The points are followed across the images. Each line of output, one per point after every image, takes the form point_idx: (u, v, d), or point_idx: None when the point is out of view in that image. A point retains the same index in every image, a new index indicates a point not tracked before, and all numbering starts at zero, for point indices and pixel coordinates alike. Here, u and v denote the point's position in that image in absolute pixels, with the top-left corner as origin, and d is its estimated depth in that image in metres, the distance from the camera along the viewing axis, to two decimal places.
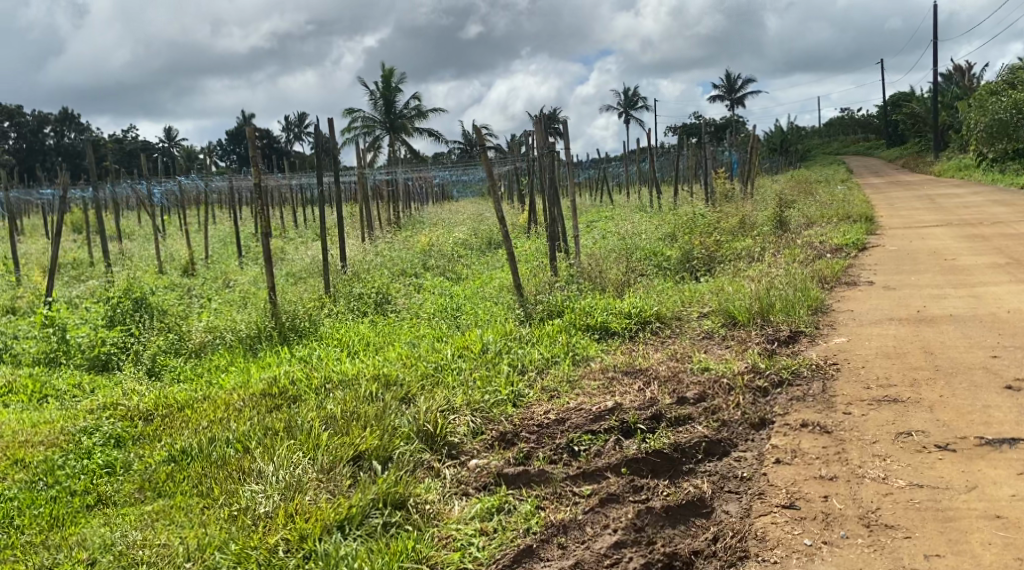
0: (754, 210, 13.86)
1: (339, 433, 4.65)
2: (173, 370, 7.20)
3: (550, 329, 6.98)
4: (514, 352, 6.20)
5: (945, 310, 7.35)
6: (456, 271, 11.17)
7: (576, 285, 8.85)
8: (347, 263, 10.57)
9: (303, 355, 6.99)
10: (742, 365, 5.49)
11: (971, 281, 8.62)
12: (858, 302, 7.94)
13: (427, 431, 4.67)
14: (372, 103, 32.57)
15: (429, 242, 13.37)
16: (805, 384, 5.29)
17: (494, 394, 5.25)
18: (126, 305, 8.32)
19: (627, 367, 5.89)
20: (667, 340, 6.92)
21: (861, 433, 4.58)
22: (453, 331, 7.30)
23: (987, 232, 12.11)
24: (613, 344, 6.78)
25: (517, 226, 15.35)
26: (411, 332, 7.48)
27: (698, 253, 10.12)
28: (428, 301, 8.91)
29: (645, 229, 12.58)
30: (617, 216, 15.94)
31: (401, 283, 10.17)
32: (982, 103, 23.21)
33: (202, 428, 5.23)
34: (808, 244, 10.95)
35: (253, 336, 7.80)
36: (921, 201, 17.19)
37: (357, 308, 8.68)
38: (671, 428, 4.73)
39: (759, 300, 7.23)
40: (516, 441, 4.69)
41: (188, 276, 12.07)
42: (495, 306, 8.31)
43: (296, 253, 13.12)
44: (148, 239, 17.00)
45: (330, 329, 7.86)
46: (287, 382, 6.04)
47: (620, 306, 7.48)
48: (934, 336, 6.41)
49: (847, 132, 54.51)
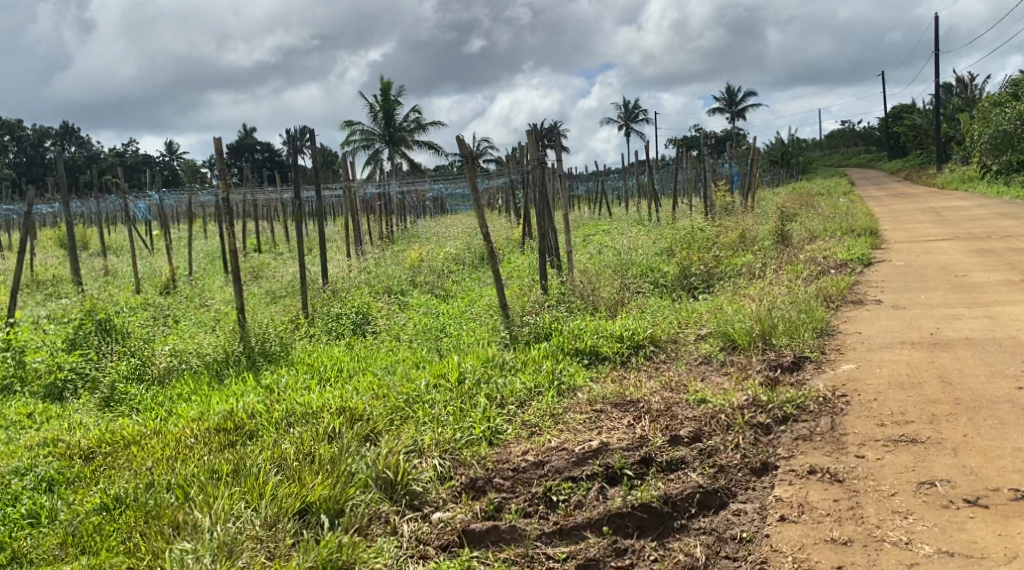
0: (755, 224, 13.37)
1: (288, 480, 4.17)
2: (133, 399, 6.70)
3: (535, 354, 6.46)
4: (494, 381, 5.67)
5: (961, 333, 6.84)
6: (445, 288, 10.69)
7: (566, 304, 8.35)
8: (327, 280, 10.06)
9: (269, 383, 6.48)
10: (741, 397, 4.99)
11: (986, 300, 8.13)
12: (866, 323, 7.44)
13: (386, 478, 4.17)
14: (371, 116, 32.22)
15: (419, 258, 12.88)
16: (811, 420, 4.78)
17: (468, 433, 4.74)
18: (88, 328, 7.81)
19: (617, 398, 5.39)
20: (661, 367, 6.42)
21: (878, 482, 4.07)
22: (432, 356, 6.78)
23: (997, 246, 11.62)
24: (603, 371, 6.26)
25: (512, 241, 14.88)
26: (388, 357, 6.96)
27: (696, 269, 9.62)
28: (410, 321, 8.41)
29: (642, 243, 12.10)
30: (614, 230, 15.47)
31: (384, 301, 9.68)
32: (986, 115, 22.76)
33: (145, 468, 4.72)
34: (811, 260, 10.46)
35: (219, 362, 7.30)
36: (926, 214, 16.70)
37: (334, 330, 8.18)
38: (662, 475, 4.24)
39: (760, 321, 6.74)
40: (487, 489, 4.20)
41: (165, 294, 11.58)
42: (480, 328, 7.80)
43: (280, 269, 12.61)
44: (133, 255, 16.51)
45: (302, 353, 7.34)
46: (246, 413, 5.54)
47: (612, 329, 6.97)
48: (951, 363, 5.91)
49: (848, 143, 54.07)
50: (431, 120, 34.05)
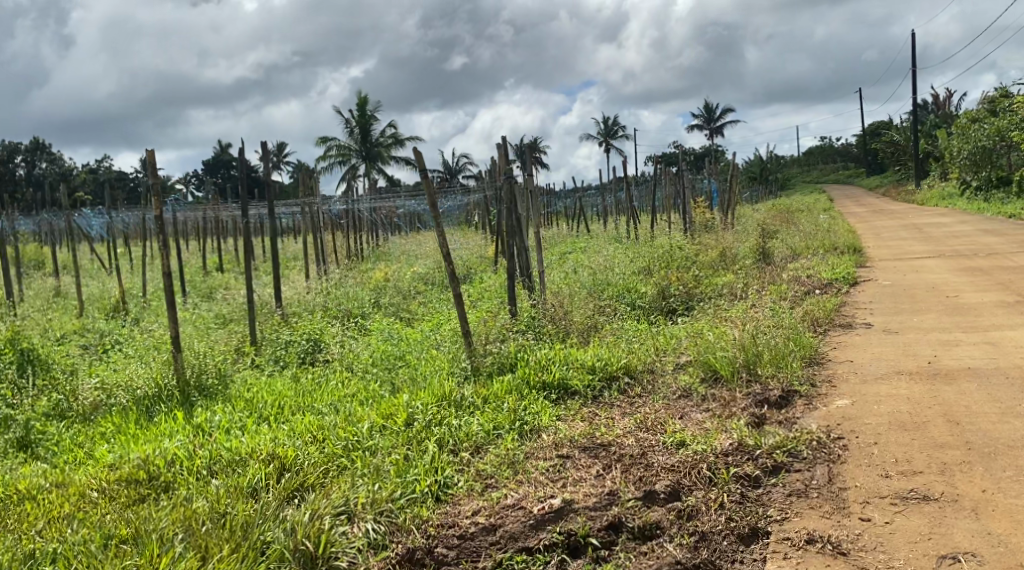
0: (736, 241, 12.83)
1: (188, 554, 3.60)
2: (50, 439, 6.01)
3: (496, 389, 5.82)
4: (448, 422, 5.00)
5: (961, 362, 6.28)
6: (410, 311, 10.05)
7: (536, 329, 7.71)
8: (281, 304, 9.41)
9: (202, 424, 5.82)
10: (725, 442, 4.45)
11: (982, 323, 7.61)
12: (856, 350, 6.86)
13: (305, 552, 3.62)
14: (347, 132, 31.64)
15: (385, 279, 12.26)
16: (805, 470, 4.22)
17: (409, 488, 4.12)
18: (8, 359, 7.09)
19: (586, 441, 4.78)
20: (636, 402, 5.80)
21: (889, 555, 3.59)
22: (383, 392, 6.12)
23: (985, 264, 11.16)
24: (571, 408, 5.63)
25: (484, 260, 14.24)
26: (334, 392, 6.31)
27: (675, 290, 9.06)
28: (367, 348, 7.77)
29: (620, 262, 11.51)
30: (590, 248, 14.89)
31: (341, 326, 9.05)
32: (965, 130, 22.47)
33: (34, 529, 4.12)
34: (795, 280, 9.91)
35: (150, 397, 6.62)
36: (909, 230, 16.26)
37: (281, 362, 7.53)
38: (633, 545, 3.74)
39: (743, 350, 6.15)
40: (425, 563, 3.70)
41: (112, 318, 10.86)
42: (440, 357, 7.17)
43: (237, 290, 11.92)
44: (89, 276, 15.76)
45: (241, 388, 6.68)
46: (162, 456, 4.89)
47: (582, 358, 6.35)
48: (955, 398, 5.36)
49: (826, 159, 54.05)
50: (409, 137, 33.50)
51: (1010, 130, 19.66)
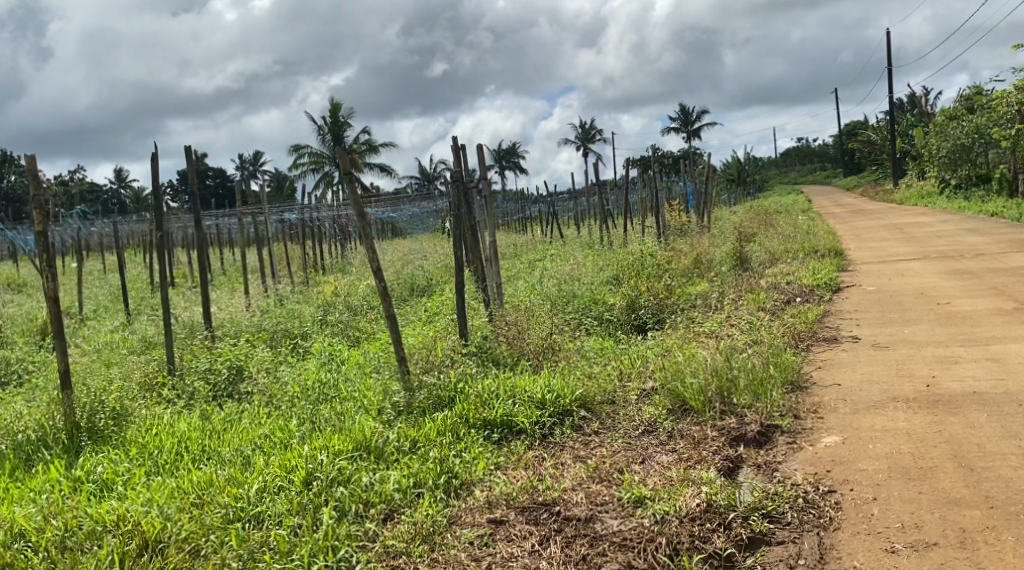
0: (710, 246, 12.02)
1: None
2: None
3: (428, 431, 4.91)
4: (356, 480, 4.10)
5: (965, 385, 5.47)
6: (356, 328, 9.17)
7: (486, 351, 6.82)
8: (210, 325, 8.47)
9: (79, 479, 4.89)
10: (692, 502, 3.76)
11: (979, 335, 6.83)
12: (844, 371, 6.01)
13: None
14: (318, 138, 30.69)
15: (336, 292, 11.35)
16: (789, 543, 3.55)
17: None
18: None
19: (525, 500, 3.93)
20: (591, 441, 4.96)
21: None
22: (295, 437, 5.17)
23: (973, 266, 10.43)
24: (514, 453, 4.78)
25: (446, 269, 13.30)
26: (245, 434, 5.38)
27: (644, 301, 8.21)
28: (296, 377, 6.84)
29: (587, 270, 10.67)
30: (559, 255, 14.06)
31: (275, 350, 8.17)
32: (942, 128, 21.76)
33: None
34: (774, 287, 9.12)
35: (33, 443, 5.66)
36: (891, 231, 15.52)
37: (196, 395, 6.60)
38: None
39: (715, 374, 5.30)
40: None
41: (31, 341, 9.88)
42: (372, 387, 6.24)
43: (175, 304, 10.97)
44: (27, 293, 14.70)
45: (139, 431, 5.72)
46: (7, 530, 3.97)
47: (531, 388, 5.44)
48: (963, 432, 4.56)
49: (803, 161, 53.52)
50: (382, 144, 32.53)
51: (989, 127, 18.96)
